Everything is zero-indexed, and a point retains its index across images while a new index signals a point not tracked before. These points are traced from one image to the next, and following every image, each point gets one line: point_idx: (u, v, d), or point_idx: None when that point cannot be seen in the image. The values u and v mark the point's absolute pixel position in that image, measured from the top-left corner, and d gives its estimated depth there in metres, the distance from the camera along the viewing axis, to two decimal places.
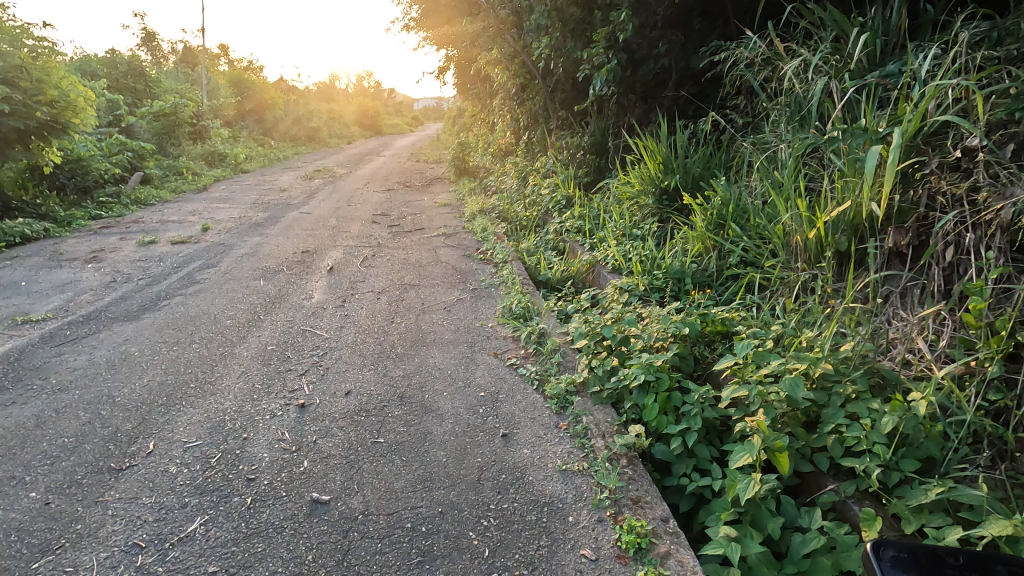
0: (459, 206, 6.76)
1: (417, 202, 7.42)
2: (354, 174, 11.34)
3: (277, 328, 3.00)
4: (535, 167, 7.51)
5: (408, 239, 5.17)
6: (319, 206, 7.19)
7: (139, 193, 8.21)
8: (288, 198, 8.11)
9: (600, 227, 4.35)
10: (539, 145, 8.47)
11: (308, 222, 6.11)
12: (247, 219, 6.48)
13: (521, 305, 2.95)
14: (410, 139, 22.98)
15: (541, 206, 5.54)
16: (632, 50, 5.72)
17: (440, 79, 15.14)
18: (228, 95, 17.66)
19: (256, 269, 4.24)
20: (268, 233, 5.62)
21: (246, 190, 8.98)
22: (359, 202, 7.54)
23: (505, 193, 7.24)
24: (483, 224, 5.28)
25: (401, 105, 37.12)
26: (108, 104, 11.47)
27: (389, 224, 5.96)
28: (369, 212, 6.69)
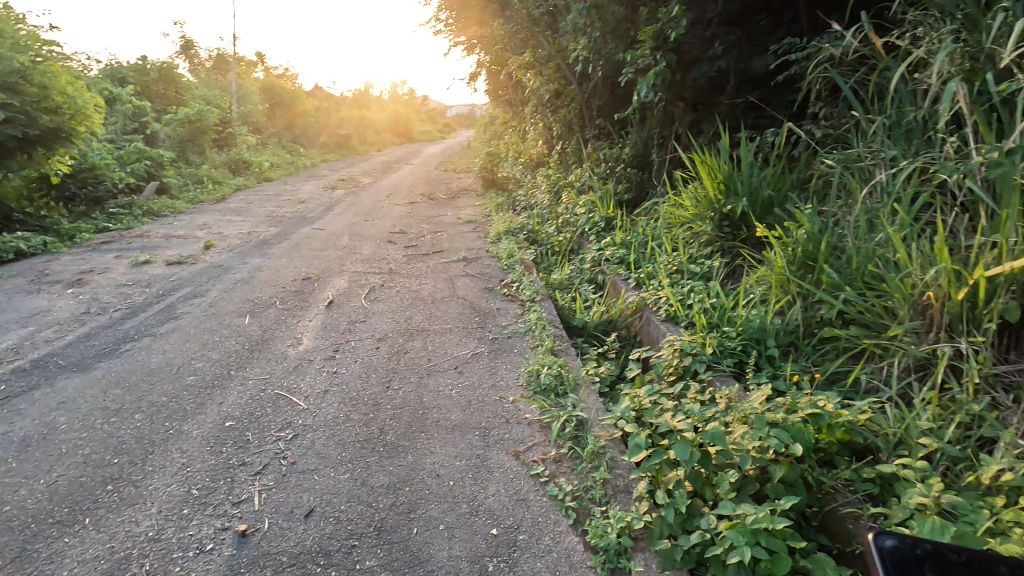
0: (484, 225, 6.14)
1: (440, 217, 6.83)
2: (378, 184, 10.87)
3: (245, 391, 2.41)
4: (568, 181, 6.86)
5: (424, 264, 4.58)
6: (335, 221, 6.68)
7: (154, 204, 7.87)
8: (305, 211, 7.64)
9: (647, 258, 3.67)
10: (573, 157, 7.80)
11: (319, 241, 5.59)
12: (256, 235, 6.00)
13: (554, 371, 2.29)
14: (440, 147, 22.62)
15: (575, 228, 4.88)
16: (683, 51, 5.04)
17: (471, 86, 14.69)
18: (258, 102, 17.54)
19: (247, 300, 3.69)
20: (273, 253, 5.10)
21: (264, 202, 8.57)
22: (377, 217, 7.00)
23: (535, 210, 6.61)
24: (509, 248, 4.64)
25: (433, 112, 37.00)
26: (135, 111, 11.32)
27: (405, 244, 5.37)
28: (385, 230, 6.13)
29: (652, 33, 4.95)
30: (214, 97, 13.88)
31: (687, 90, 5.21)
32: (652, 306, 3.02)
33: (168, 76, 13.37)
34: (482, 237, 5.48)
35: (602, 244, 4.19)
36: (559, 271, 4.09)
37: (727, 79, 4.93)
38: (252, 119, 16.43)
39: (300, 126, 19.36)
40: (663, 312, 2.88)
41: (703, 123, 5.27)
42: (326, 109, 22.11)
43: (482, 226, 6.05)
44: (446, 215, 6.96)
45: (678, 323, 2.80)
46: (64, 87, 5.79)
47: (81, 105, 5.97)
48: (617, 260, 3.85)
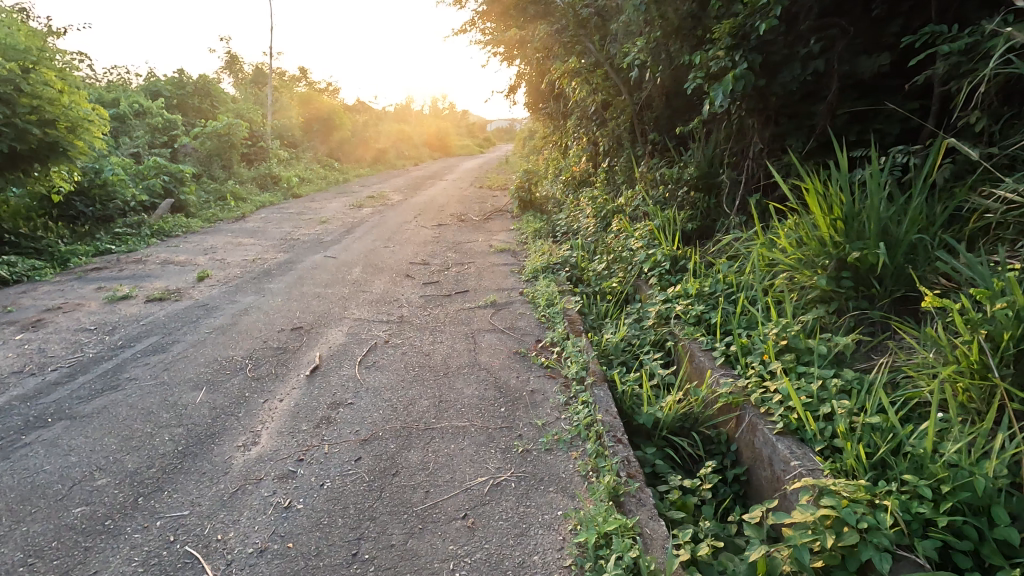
0: (519, 256, 5.27)
1: (469, 245, 6.00)
2: (408, 202, 10.20)
3: (139, 546, 1.58)
4: (618, 204, 5.97)
5: (442, 309, 3.75)
6: (353, 247, 5.96)
7: (166, 223, 7.35)
8: (325, 233, 6.97)
9: (736, 321, 2.72)
10: (623, 176, 6.88)
11: (328, 272, 4.84)
12: (261, 264, 5.30)
13: (626, 557, 1.38)
14: (477, 161, 22.06)
15: (630, 267, 3.97)
16: (768, 50, 4.10)
17: (510, 98, 14.05)
18: (294, 116, 17.32)
19: (214, 360, 2.91)
20: (270, 289, 4.36)
21: (284, 222, 7.97)
22: (400, 241, 6.23)
23: (579, 238, 5.73)
24: (549, 291, 3.73)
25: (472, 127, 36.74)
26: (165, 125, 11.04)
27: (425, 280, 4.56)
28: (405, 259, 5.33)
29: (730, 28, 4.04)
30: (248, 111, 13.61)
31: (771, 98, 4.26)
32: (757, 406, 2.08)
33: (204, 90, 13.19)
34: (516, 273, 4.60)
35: (670, 294, 3.24)
36: (614, 330, 3.17)
37: (826, 83, 3.96)
38: (287, 133, 16.17)
39: (337, 139, 19.12)
40: (779, 422, 1.93)
41: (790, 138, 4.31)
42: (364, 123, 21.89)
43: (516, 258, 5.19)
44: (477, 241, 6.13)
45: (808, 445, 1.84)
46: (60, 100, 5.33)
47: (80, 116, 5.55)
48: (693, 321, 2.91)
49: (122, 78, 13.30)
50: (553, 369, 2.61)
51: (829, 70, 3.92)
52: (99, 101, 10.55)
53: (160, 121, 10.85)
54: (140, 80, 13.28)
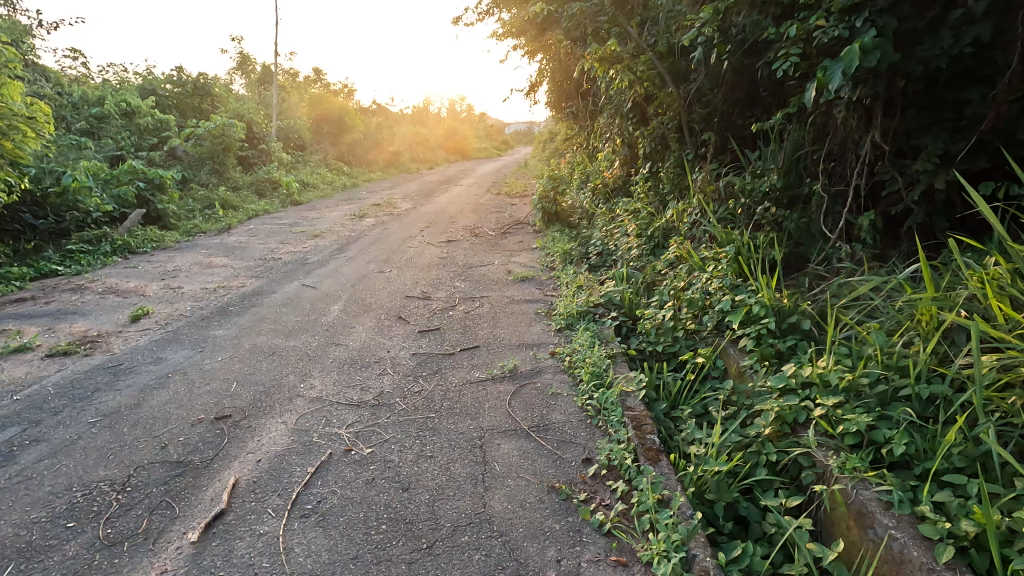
0: (545, 289, 4.14)
1: (482, 270, 4.89)
2: (417, 211, 9.14)
3: None
4: (669, 220, 4.82)
5: (439, 381, 2.64)
6: (340, 272, 4.87)
7: (134, 237, 6.38)
8: (314, 251, 5.92)
9: (945, 460, 1.55)
10: (670, 186, 5.70)
11: (300, 311, 3.75)
12: (221, 295, 4.26)
13: None
14: (495, 165, 21.10)
15: (709, 321, 2.82)
16: (900, 12, 2.91)
17: (531, 97, 13.02)
18: (303, 118, 16.49)
19: (60, 494, 1.80)
20: (214, 338, 3.28)
21: (272, 236, 6.97)
22: (400, 264, 5.14)
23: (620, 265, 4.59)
24: (595, 359, 2.58)
25: (491, 129, 35.79)
26: (155, 127, 10.17)
27: (422, 326, 3.45)
28: (401, 291, 4.23)
29: None
30: (249, 111, 12.72)
31: (897, 81, 3.06)
32: None
33: (203, 89, 12.35)
34: (542, 319, 3.46)
35: (792, 381, 2.07)
36: (706, 441, 2.01)
37: (991, 59, 2.76)
38: (294, 136, 15.32)
39: (347, 141, 18.23)
40: None
41: (925, 137, 3.10)
42: (378, 125, 21.02)
43: (542, 292, 4.06)
44: (492, 266, 5.01)
45: None
46: None
47: (8, 112, 4.57)
48: (851, 444, 1.74)
49: (118, 76, 12.54)
50: (621, 549, 1.48)
51: (1000, 38, 2.70)
52: (83, 100, 9.71)
53: (149, 122, 9.97)
54: (137, 78, 12.49)
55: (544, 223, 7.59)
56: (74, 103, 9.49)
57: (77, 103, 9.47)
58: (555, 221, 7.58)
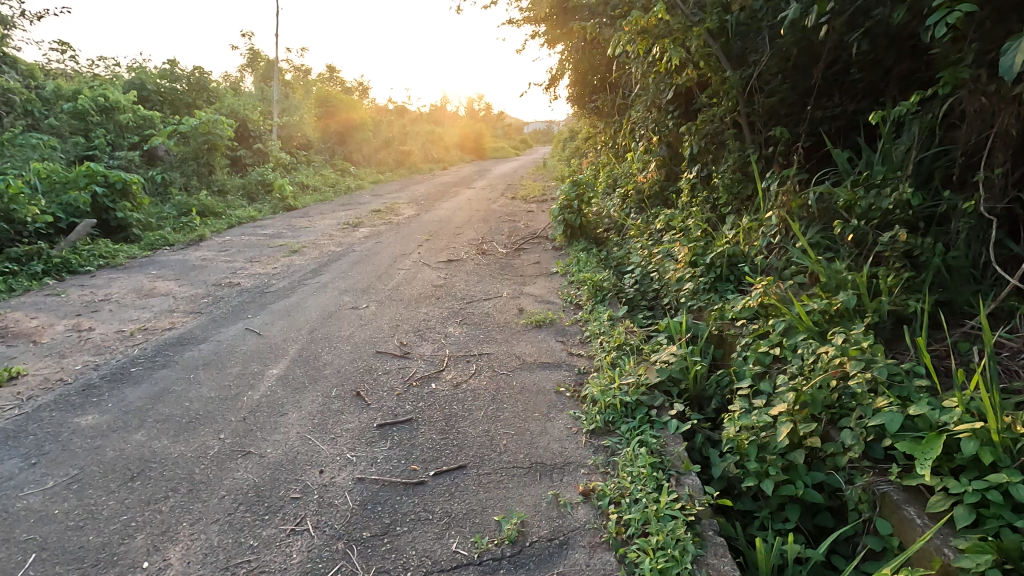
0: (569, 346, 2.96)
1: (485, 307, 3.74)
2: (419, 219, 8.04)
3: None
4: (735, 245, 3.63)
5: (389, 556, 1.51)
6: (302, 307, 3.78)
7: (78, 253, 5.40)
8: (283, 274, 4.85)
9: None
10: (728, 196, 4.50)
11: (220, 378, 2.66)
12: (134, 345, 3.19)
13: None
14: (512, 165, 19.99)
15: (857, 448, 1.66)
16: None
17: (551, 91, 11.90)
18: (308, 115, 15.54)
19: None
20: (71, 431, 2.20)
21: (243, 251, 5.93)
22: (383, 296, 4.02)
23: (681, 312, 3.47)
24: (667, 535, 1.43)
25: (510, 128, 34.69)
26: (136, 124, 9.27)
27: (386, 413, 2.31)
28: (371, 342, 3.11)
29: None
30: (246, 107, 11.78)
31: None
32: None
33: (195, 84, 11.44)
34: (566, 408, 2.27)
35: None
36: None
37: None
38: (297, 134, 14.38)
39: (356, 140, 17.27)
40: None
41: None
42: (389, 124, 20.02)
43: (566, 352, 2.88)
44: (499, 302, 3.85)
45: None
46: None
47: None
48: None
49: (107, 70, 11.73)
50: None
51: None
52: (57, 94, 8.85)
53: (129, 119, 9.07)
54: (126, 72, 11.62)
55: (566, 236, 6.25)
56: (45, 98, 8.62)
57: (49, 97, 8.60)
58: (580, 236, 6.21)
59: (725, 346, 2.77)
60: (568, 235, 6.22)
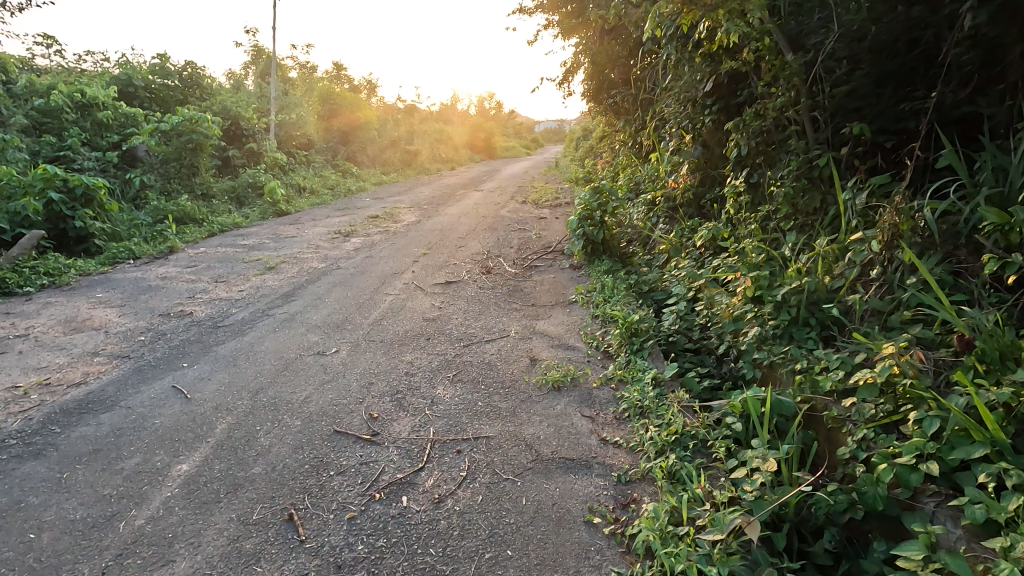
0: (599, 427, 2.12)
1: (487, 353, 2.92)
2: (418, 227, 7.24)
3: None
4: (813, 276, 2.79)
5: None
6: (255, 351, 3.00)
7: (18, 271, 4.67)
8: (249, 299, 4.07)
9: None
10: (789, 208, 3.65)
11: (99, 481, 1.86)
12: (19, 410, 2.41)
13: None
14: (523, 164, 19.19)
15: None
16: None
17: (564, 86, 11.09)
18: (308, 113, 14.84)
19: None
20: None
21: (213, 267, 5.17)
22: (359, 334, 3.23)
23: (746, 366, 2.62)
24: None
25: (520, 126, 33.91)
26: (116, 122, 8.59)
27: (325, 561, 1.51)
28: (330, 412, 2.31)
29: None
30: (240, 105, 11.07)
31: None
32: None
33: (187, 80, 10.77)
34: (604, 564, 1.47)
35: None
36: None
37: None
38: (296, 133, 13.66)
39: (359, 139, 16.55)
40: None
41: None
42: (395, 122, 19.25)
43: (596, 438, 2.05)
44: (502, 346, 3.02)
45: None
46: None
47: None
48: None
49: (94, 65, 11.10)
50: None
51: None
52: (30, 90, 8.18)
53: (108, 117, 8.38)
54: (113, 67, 10.95)
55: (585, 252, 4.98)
56: (15, 93, 7.95)
57: (20, 93, 7.93)
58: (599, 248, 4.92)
59: (824, 433, 1.97)
60: (588, 251, 4.94)
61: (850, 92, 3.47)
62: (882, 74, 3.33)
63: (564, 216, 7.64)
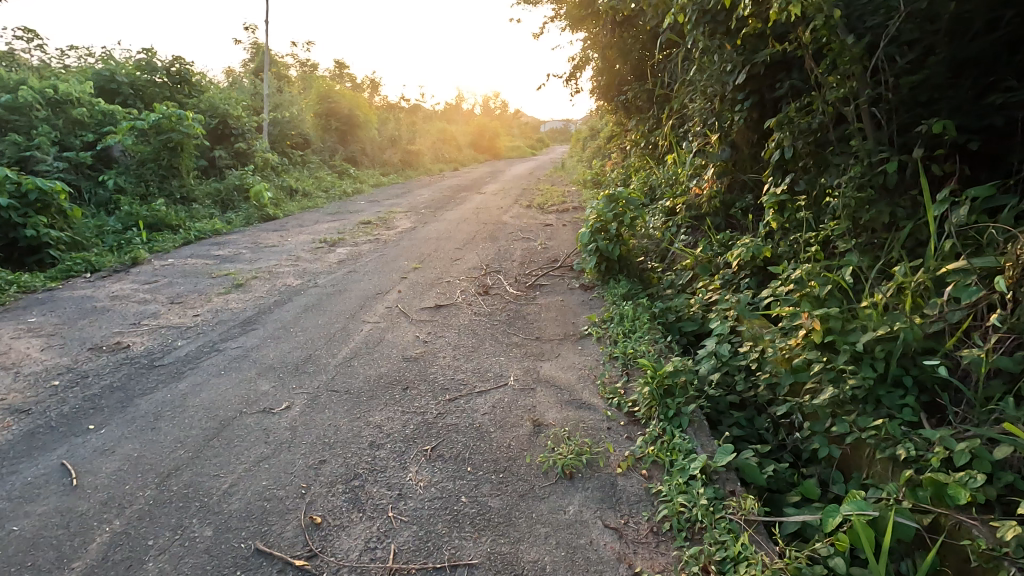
0: (632, 553, 1.50)
1: (477, 413, 2.29)
2: (412, 235, 6.61)
3: None
4: (901, 316, 2.14)
5: None
6: (185, 405, 2.38)
7: None
8: (202, 327, 3.46)
9: None
10: (849, 223, 3.00)
11: None
12: None
13: None
14: (528, 165, 18.55)
15: None
16: None
17: (571, 83, 10.44)
18: (305, 111, 14.26)
19: None
20: None
21: (174, 283, 4.56)
22: (320, 380, 2.61)
23: (820, 442, 1.99)
24: None
25: (525, 126, 33.27)
26: (92, 120, 8.02)
27: None
28: (257, 514, 1.69)
29: None
30: (229, 102, 10.49)
31: None
32: None
33: (173, 76, 10.19)
34: None
35: None
36: None
37: None
38: (291, 133, 13.08)
39: (358, 138, 15.96)
40: None
41: None
42: (396, 122, 18.65)
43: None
44: (497, 402, 2.38)
45: None
46: None
47: None
48: None
49: (77, 60, 10.55)
50: None
51: None
52: None
53: (83, 115, 7.81)
54: (96, 62, 10.40)
55: (598, 271, 4.07)
56: None
57: None
58: (614, 265, 4.01)
59: (957, 567, 1.41)
60: (603, 269, 4.02)
61: (920, 83, 2.84)
62: (961, 60, 2.71)
63: (572, 223, 6.99)
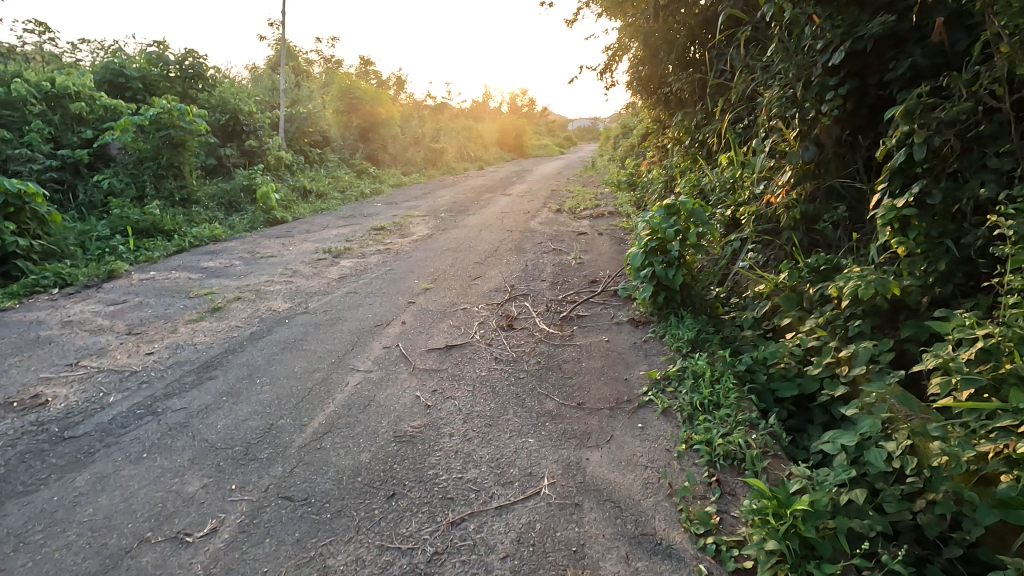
0: None
1: (493, 557, 1.49)
2: (428, 244, 5.86)
3: None
4: None
5: None
6: (69, 522, 1.63)
7: None
8: (151, 371, 2.74)
9: None
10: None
11: None
12: None
13: None
14: (556, 165, 17.68)
15: None
16: None
17: (605, 77, 9.62)
18: (325, 108, 13.69)
19: None
20: None
21: (143, 305, 3.88)
22: (272, 476, 1.84)
23: None
24: None
25: (553, 125, 32.38)
26: (93, 115, 7.50)
27: None
28: None
29: None
30: (242, 98, 9.88)
31: None
32: None
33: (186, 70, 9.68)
34: None
35: None
36: None
37: None
38: (309, 130, 12.48)
39: (380, 136, 15.33)
40: None
41: None
42: (420, 119, 18.01)
43: None
44: (524, 534, 1.57)
45: None
46: None
47: None
48: None
49: (89, 54, 10.13)
50: None
51: None
52: None
53: (81, 110, 7.26)
54: (108, 56, 9.95)
55: (653, 303, 3.19)
56: None
57: None
58: (674, 294, 3.12)
59: None
60: (660, 301, 3.14)
61: None
62: None
63: (609, 232, 6.15)
